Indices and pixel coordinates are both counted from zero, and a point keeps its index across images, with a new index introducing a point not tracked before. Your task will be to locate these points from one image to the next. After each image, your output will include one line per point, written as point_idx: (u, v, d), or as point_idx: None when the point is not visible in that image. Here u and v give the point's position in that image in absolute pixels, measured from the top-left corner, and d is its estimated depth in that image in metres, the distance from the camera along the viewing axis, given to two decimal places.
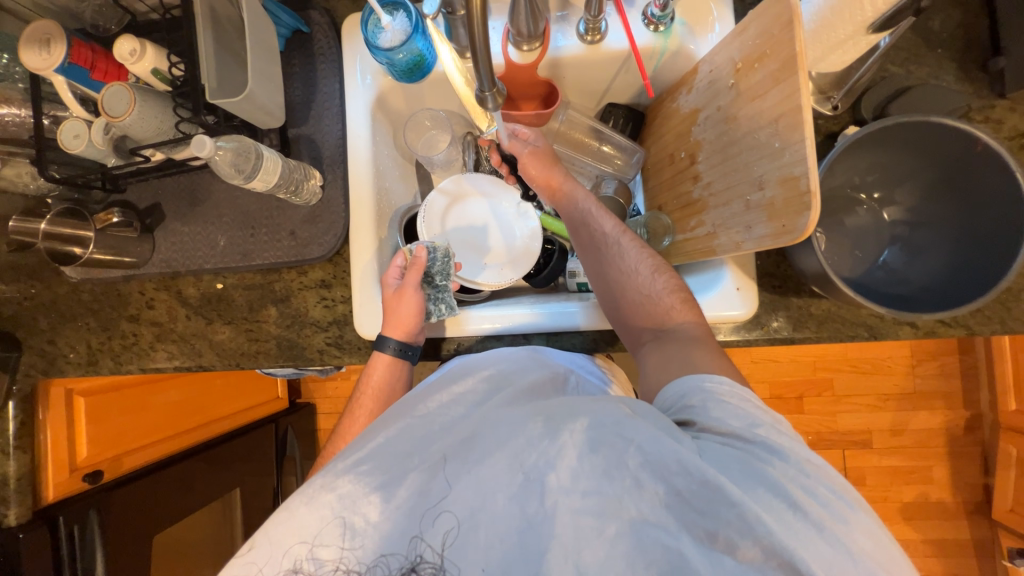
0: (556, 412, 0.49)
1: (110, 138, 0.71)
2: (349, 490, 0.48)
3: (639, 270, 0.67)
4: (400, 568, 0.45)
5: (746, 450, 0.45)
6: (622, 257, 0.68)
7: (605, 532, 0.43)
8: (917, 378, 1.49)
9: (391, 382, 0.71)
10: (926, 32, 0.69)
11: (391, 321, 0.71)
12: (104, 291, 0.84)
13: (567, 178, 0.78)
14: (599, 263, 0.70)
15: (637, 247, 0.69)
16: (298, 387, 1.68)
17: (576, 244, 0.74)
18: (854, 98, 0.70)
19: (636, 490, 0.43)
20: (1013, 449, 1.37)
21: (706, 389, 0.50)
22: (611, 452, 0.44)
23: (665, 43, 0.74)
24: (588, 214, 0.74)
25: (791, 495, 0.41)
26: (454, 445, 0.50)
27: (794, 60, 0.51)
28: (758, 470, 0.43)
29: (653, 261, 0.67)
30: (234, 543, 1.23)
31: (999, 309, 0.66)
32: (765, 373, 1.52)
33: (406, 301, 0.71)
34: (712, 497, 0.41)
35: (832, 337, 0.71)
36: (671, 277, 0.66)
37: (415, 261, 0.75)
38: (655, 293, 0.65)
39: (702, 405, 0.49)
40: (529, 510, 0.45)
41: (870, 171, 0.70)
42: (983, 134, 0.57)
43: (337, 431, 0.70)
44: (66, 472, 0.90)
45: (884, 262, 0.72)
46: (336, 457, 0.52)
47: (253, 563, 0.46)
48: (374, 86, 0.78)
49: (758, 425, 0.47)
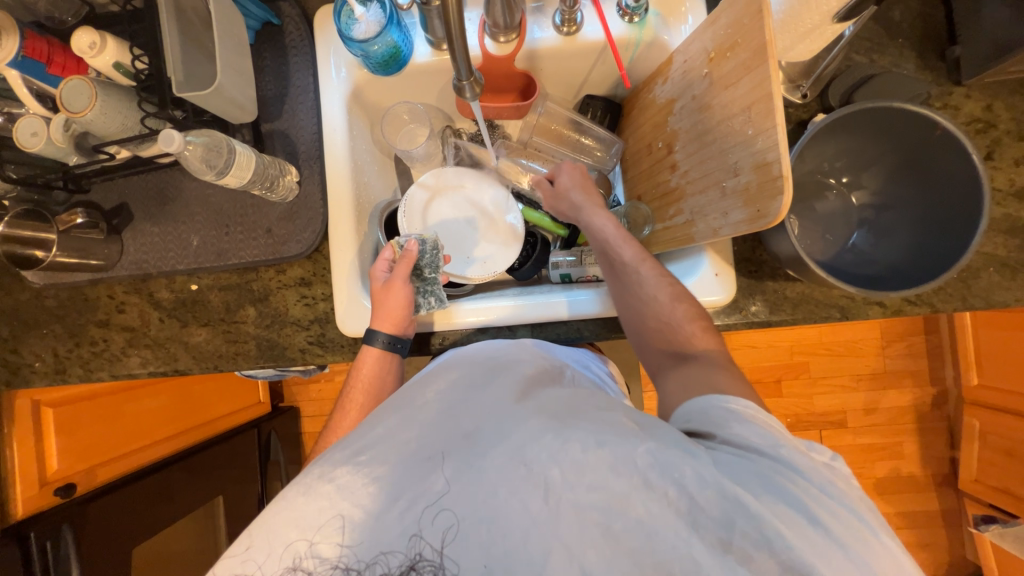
0: (558, 411, 0.50)
1: (70, 134, 0.68)
2: (347, 480, 0.47)
3: (657, 297, 0.65)
4: (399, 567, 0.44)
5: (770, 467, 0.46)
6: (641, 286, 0.67)
7: (611, 527, 0.43)
8: (887, 358, 1.56)
9: (380, 375, 0.70)
10: (888, 22, 0.72)
11: (379, 315, 0.70)
12: (70, 296, 0.80)
13: (590, 205, 0.76)
14: (621, 288, 0.69)
15: (658, 275, 0.67)
16: (281, 391, 1.64)
17: (600, 267, 0.73)
18: (822, 86, 0.72)
19: (646, 490, 0.44)
20: (976, 422, 1.44)
21: (731, 410, 0.51)
22: (619, 448, 0.45)
23: (640, 34, 0.75)
24: (608, 241, 0.71)
25: (811, 512, 0.43)
26: (457, 439, 0.50)
27: (764, 49, 0.53)
28: (780, 487, 0.44)
29: (673, 289, 0.65)
30: (220, 544, 1.21)
31: (959, 287, 0.70)
32: (744, 359, 1.56)
33: (395, 293, 0.71)
34: (730, 508, 0.42)
35: (807, 319, 0.73)
36: (691, 305, 0.65)
37: (405, 254, 0.74)
38: (675, 323, 0.64)
39: (725, 422, 0.50)
40: (533, 507, 0.44)
41: (838, 157, 0.72)
42: (942, 119, 0.59)
43: (329, 426, 0.69)
44: (36, 487, 0.87)
45: (854, 244, 0.74)
46: (334, 448, 0.51)
47: (251, 564, 0.45)
48: (349, 79, 0.77)
49: (780, 443, 0.48)
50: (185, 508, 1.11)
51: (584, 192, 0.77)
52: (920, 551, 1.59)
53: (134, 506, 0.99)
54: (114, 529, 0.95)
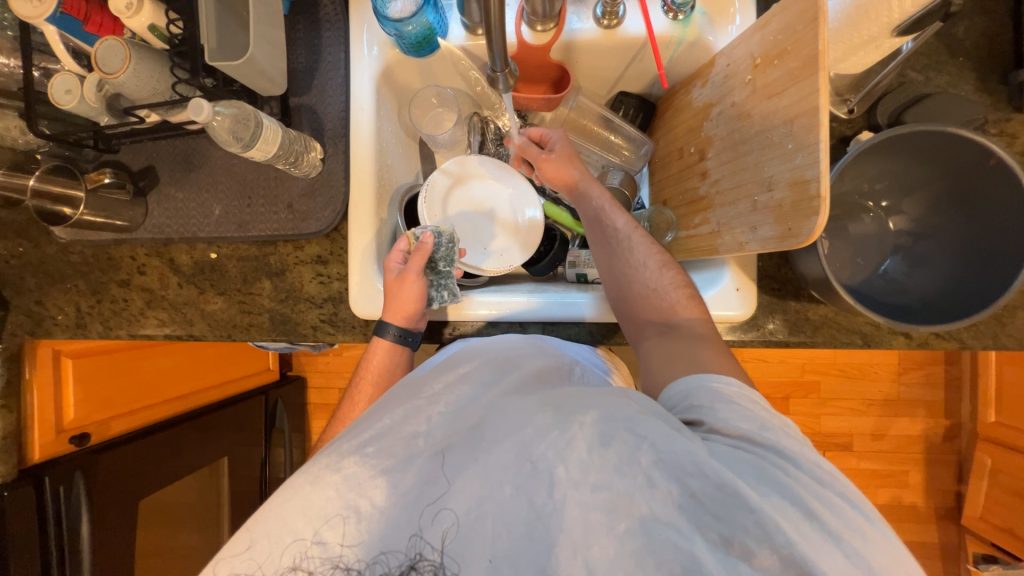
0: (563, 404, 0.50)
1: (103, 95, 0.69)
2: (354, 471, 0.47)
3: (647, 265, 0.67)
4: (399, 567, 0.44)
5: (761, 454, 0.46)
6: (631, 253, 0.68)
7: (614, 527, 0.43)
8: (903, 386, 1.52)
9: (391, 366, 0.70)
10: (950, 39, 0.68)
11: (391, 305, 0.70)
12: (94, 254, 0.82)
13: (583, 174, 0.76)
14: (610, 257, 0.69)
15: (648, 245, 0.68)
16: (290, 360, 1.67)
17: (588, 237, 0.73)
18: (871, 102, 0.68)
19: (648, 489, 0.43)
20: (988, 459, 1.41)
21: (714, 390, 0.52)
22: (624, 447, 0.45)
23: (683, 32, 0.72)
24: (602, 209, 0.72)
25: (807, 504, 0.42)
26: (463, 432, 0.50)
27: (815, 59, 0.50)
28: (773, 476, 0.44)
29: (661, 256, 0.67)
30: (221, 499, 1.26)
31: (993, 325, 0.67)
32: (754, 372, 1.54)
33: (408, 286, 0.70)
34: (729, 500, 0.42)
35: (826, 343, 0.71)
36: (677, 273, 0.67)
37: (420, 247, 0.73)
38: (663, 291, 0.65)
39: (710, 404, 0.51)
40: (537, 501, 0.45)
41: (879, 178, 0.70)
42: (999, 148, 0.56)
43: (337, 415, 0.69)
44: (52, 434, 0.89)
45: (885, 271, 0.71)
46: (338, 439, 0.51)
47: (252, 563, 0.45)
48: (380, 58, 0.76)
49: (765, 424, 0.48)
50: (191, 465, 1.14)
51: (577, 161, 0.77)
52: None
53: (143, 460, 1.03)
54: (125, 479, 0.99)
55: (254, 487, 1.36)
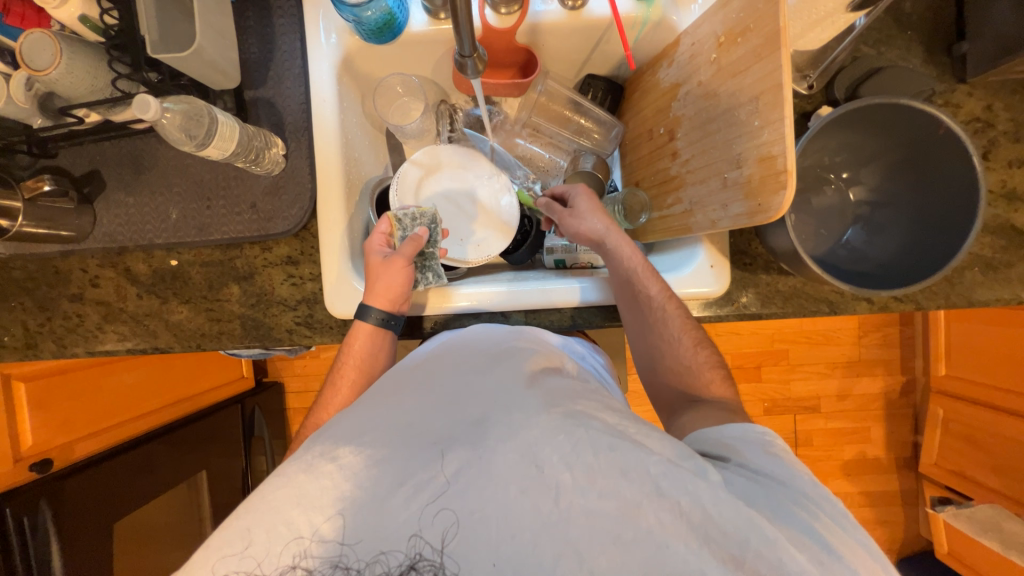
0: (574, 410, 0.51)
1: (34, 95, 0.63)
2: (350, 461, 0.48)
3: (681, 343, 0.68)
4: (399, 567, 0.43)
5: (779, 490, 0.49)
6: (666, 327, 0.68)
7: (621, 537, 0.43)
8: (863, 347, 1.61)
9: (374, 351, 0.69)
10: (898, 13, 0.70)
11: (375, 289, 0.69)
12: (39, 268, 0.76)
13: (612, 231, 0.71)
14: (643, 327, 0.69)
15: (683, 317, 0.68)
16: (264, 366, 1.62)
17: (618, 298, 0.72)
18: (829, 78, 0.70)
19: (656, 498, 0.44)
20: (939, 410, 1.51)
21: (747, 439, 0.55)
22: (631, 458, 0.46)
23: (647, 12, 0.73)
24: (638, 272, 0.69)
25: (830, 543, 0.45)
26: (464, 426, 0.50)
27: (777, 36, 0.51)
28: (788, 510, 0.47)
29: (696, 335, 0.68)
30: (203, 517, 1.21)
31: (945, 286, 0.71)
32: (727, 345, 1.59)
33: (395, 271, 0.69)
34: (743, 525, 0.44)
35: (796, 313, 0.74)
36: (711, 351, 0.68)
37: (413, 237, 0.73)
38: (696, 368, 0.68)
39: (740, 448, 0.54)
40: (543, 509, 0.44)
41: (838, 151, 0.72)
42: (946, 118, 0.59)
43: (319, 401, 0.68)
44: (10, 464, 0.84)
45: (847, 241, 0.75)
46: (332, 430, 0.52)
47: (250, 561, 0.43)
48: (339, 47, 0.72)
49: (792, 472, 0.51)
50: (167, 482, 1.09)
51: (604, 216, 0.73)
52: (878, 528, 1.68)
53: (114, 481, 0.97)
54: (97, 502, 0.94)
55: (238, 498, 1.32)
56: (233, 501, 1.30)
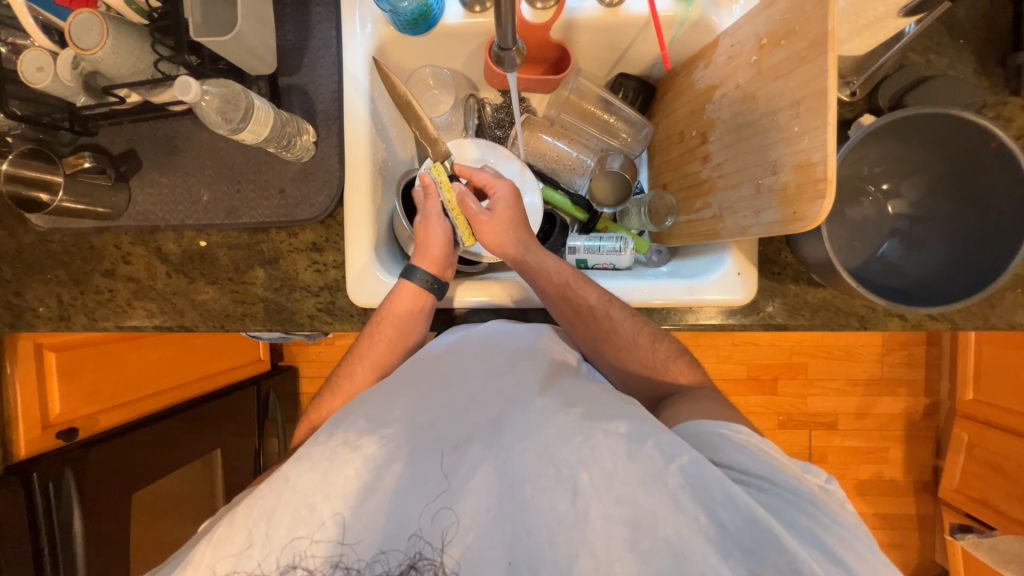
0: (592, 411, 0.51)
1: (79, 73, 0.64)
2: (372, 452, 0.48)
3: (639, 342, 0.67)
4: (398, 566, 0.44)
5: (778, 495, 0.47)
6: (618, 334, 0.66)
7: (638, 544, 0.43)
8: (886, 365, 1.56)
9: (415, 315, 0.69)
10: (951, 20, 0.67)
11: (419, 253, 0.71)
12: (75, 243, 0.79)
13: (528, 246, 0.71)
14: (593, 340, 0.67)
15: (629, 316, 0.67)
16: (281, 350, 1.65)
17: (560, 317, 0.69)
18: (873, 85, 0.68)
19: (674, 508, 0.44)
20: (964, 434, 1.46)
21: (725, 436, 0.53)
22: (651, 464, 0.46)
23: (686, 12, 0.71)
24: (569, 285, 0.68)
25: (832, 550, 0.44)
26: (482, 427, 0.51)
27: (823, 39, 0.50)
28: (793, 520, 0.46)
29: (650, 331, 0.68)
30: (214, 494, 1.23)
31: (984, 306, 0.69)
32: (743, 355, 1.56)
33: (432, 230, 0.71)
34: (758, 535, 0.43)
35: (824, 326, 0.72)
36: (670, 343, 0.68)
37: (428, 190, 0.72)
38: (661, 365, 0.67)
39: (721, 446, 0.52)
40: (560, 509, 0.45)
41: (879, 162, 0.70)
42: (1000, 132, 0.56)
43: (354, 350, 0.70)
44: (38, 429, 0.88)
45: (883, 255, 0.72)
46: (358, 415, 0.52)
47: (253, 560, 0.44)
48: (373, 37, 0.73)
49: (780, 470, 0.49)
50: (185, 457, 1.12)
51: (519, 225, 0.71)
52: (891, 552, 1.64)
53: (136, 454, 1.00)
54: (119, 472, 0.96)
55: (250, 478, 1.34)
56: (245, 480, 1.33)
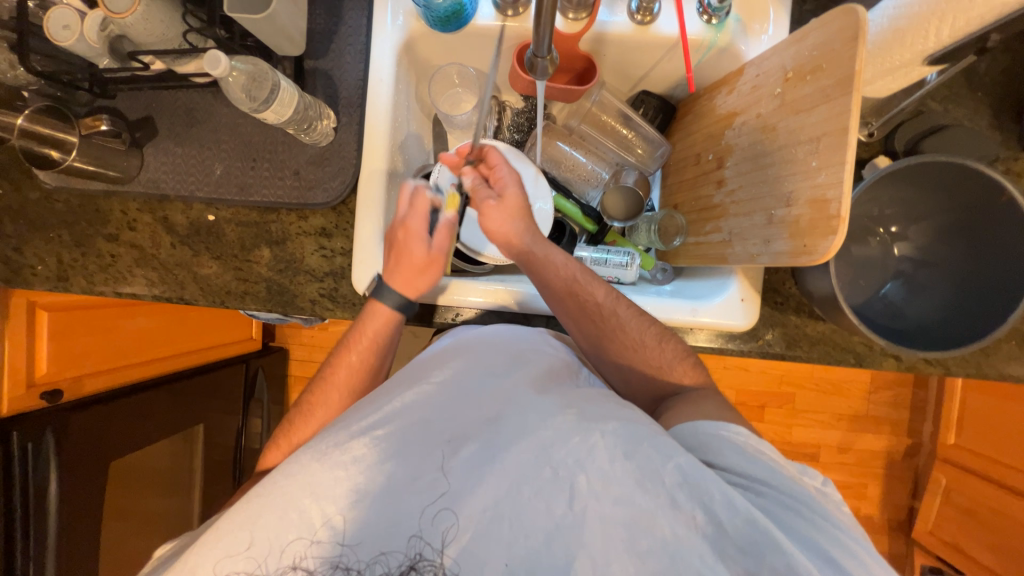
0: (586, 409, 0.51)
1: (105, 35, 0.64)
2: (363, 453, 0.48)
3: (647, 343, 0.67)
4: (399, 567, 0.45)
5: (775, 500, 0.48)
6: (624, 333, 0.67)
7: (635, 545, 0.44)
8: (872, 403, 1.58)
9: (385, 336, 0.70)
10: (972, 73, 0.69)
11: (405, 277, 0.67)
12: (81, 204, 0.78)
13: (534, 241, 0.70)
14: (597, 338, 0.68)
15: (636, 315, 0.68)
16: (273, 330, 1.64)
17: (564, 313, 0.69)
18: (890, 128, 0.69)
19: (671, 509, 0.45)
20: (943, 478, 1.49)
21: (723, 436, 0.53)
22: (647, 462, 0.46)
23: (716, 36, 0.72)
24: (575, 281, 0.68)
25: (830, 554, 0.45)
26: (478, 427, 0.51)
27: (850, 79, 0.50)
28: (790, 524, 0.47)
29: (659, 331, 0.67)
30: (193, 466, 1.21)
31: (978, 355, 0.70)
32: (734, 380, 1.57)
33: (432, 270, 0.68)
34: (759, 539, 0.44)
35: (820, 359, 0.73)
36: (678, 343, 0.68)
37: (443, 224, 0.68)
38: (667, 367, 0.67)
39: (720, 448, 0.52)
40: (557, 511, 0.46)
41: (889, 204, 0.72)
42: (1012, 187, 0.58)
43: (320, 375, 0.70)
44: (23, 388, 0.87)
45: (885, 295, 0.73)
46: (347, 417, 0.51)
47: (249, 561, 0.45)
48: (404, 29, 0.73)
49: (778, 472, 0.50)
50: (168, 430, 1.10)
51: (523, 216, 0.70)
52: None
53: (121, 421, 0.99)
54: (103, 439, 0.95)
55: (230, 456, 1.32)
56: (226, 459, 1.31)
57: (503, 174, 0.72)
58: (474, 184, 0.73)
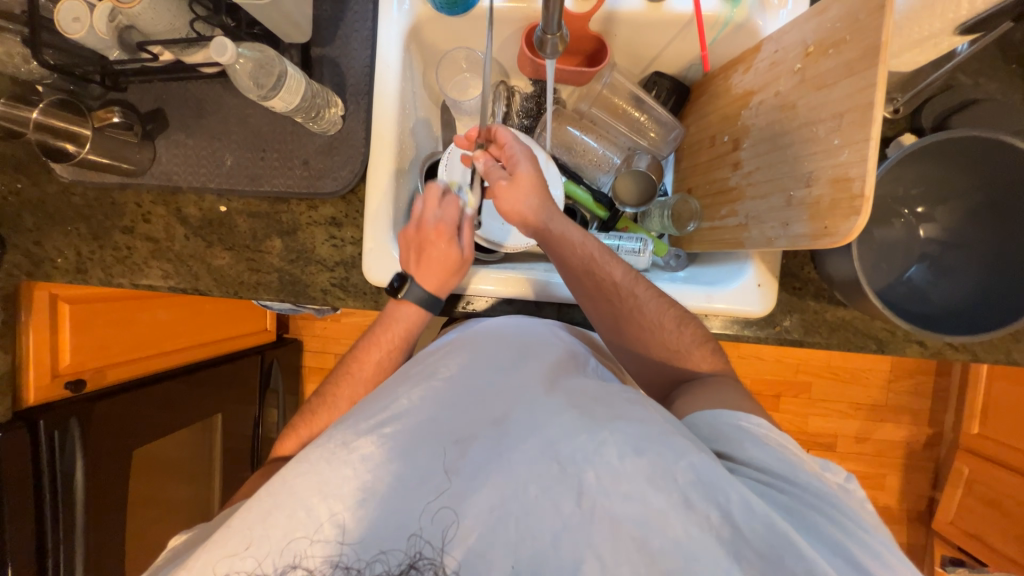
0: (591, 408, 0.51)
1: (115, 27, 0.64)
2: (371, 452, 0.48)
3: (664, 326, 0.66)
4: (399, 566, 0.45)
5: (799, 498, 0.47)
6: (641, 313, 0.66)
7: (646, 544, 0.44)
8: (891, 392, 1.55)
9: (410, 334, 0.71)
10: (1005, 43, 0.66)
11: (435, 276, 0.69)
12: (97, 197, 0.79)
13: (552, 216, 0.69)
14: (615, 317, 0.67)
15: (656, 297, 0.67)
16: (287, 322, 1.66)
17: (581, 291, 0.67)
18: (917, 104, 0.67)
19: (684, 509, 0.44)
20: (965, 468, 1.45)
21: (745, 429, 0.53)
22: (658, 459, 0.45)
23: (732, 13, 0.70)
24: (594, 259, 0.67)
25: (855, 556, 0.44)
26: (486, 425, 0.51)
27: (875, 50, 0.48)
28: (812, 523, 0.46)
29: (678, 314, 0.66)
30: (212, 454, 1.24)
31: (1007, 340, 0.68)
32: (749, 369, 1.54)
33: (462, 269, 0.70)
34: (778, 542, 0.43)
35: (841, 345, 0.71)
36: (695, 328, 0.66)
37: (468, 221, 0.72)
38: (684, 351, 0.66)
39: (741, 442, 0.52)
40: (565, 510, 0.45)
41: (915, 183, 0.69)
42: None
43: (341, 366, 0.72)
44: (48, 377, 0.88)
45: (910, 278, 0.71)
46: (356, 416, 0.52)
47: (251, 561, 0.45)
48: (411, 14, 0.72)
49: (801, 469, 0.49)
50: (187, 419, 1.13)
51: (540, 193, 0.69)
52: None
53: (142, 409, 1.01)
54: (125, 427, 0.97)
55: (247, 445, 1.35)
56: (243, 448, 1.33)
57: (515, 151, 0.70)
58: (487, 167, 0.71)
